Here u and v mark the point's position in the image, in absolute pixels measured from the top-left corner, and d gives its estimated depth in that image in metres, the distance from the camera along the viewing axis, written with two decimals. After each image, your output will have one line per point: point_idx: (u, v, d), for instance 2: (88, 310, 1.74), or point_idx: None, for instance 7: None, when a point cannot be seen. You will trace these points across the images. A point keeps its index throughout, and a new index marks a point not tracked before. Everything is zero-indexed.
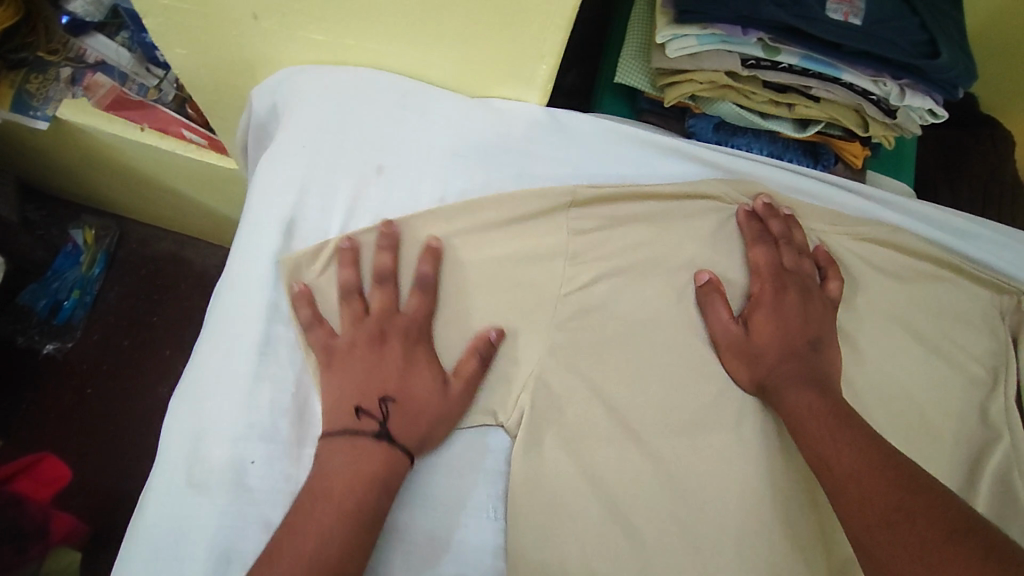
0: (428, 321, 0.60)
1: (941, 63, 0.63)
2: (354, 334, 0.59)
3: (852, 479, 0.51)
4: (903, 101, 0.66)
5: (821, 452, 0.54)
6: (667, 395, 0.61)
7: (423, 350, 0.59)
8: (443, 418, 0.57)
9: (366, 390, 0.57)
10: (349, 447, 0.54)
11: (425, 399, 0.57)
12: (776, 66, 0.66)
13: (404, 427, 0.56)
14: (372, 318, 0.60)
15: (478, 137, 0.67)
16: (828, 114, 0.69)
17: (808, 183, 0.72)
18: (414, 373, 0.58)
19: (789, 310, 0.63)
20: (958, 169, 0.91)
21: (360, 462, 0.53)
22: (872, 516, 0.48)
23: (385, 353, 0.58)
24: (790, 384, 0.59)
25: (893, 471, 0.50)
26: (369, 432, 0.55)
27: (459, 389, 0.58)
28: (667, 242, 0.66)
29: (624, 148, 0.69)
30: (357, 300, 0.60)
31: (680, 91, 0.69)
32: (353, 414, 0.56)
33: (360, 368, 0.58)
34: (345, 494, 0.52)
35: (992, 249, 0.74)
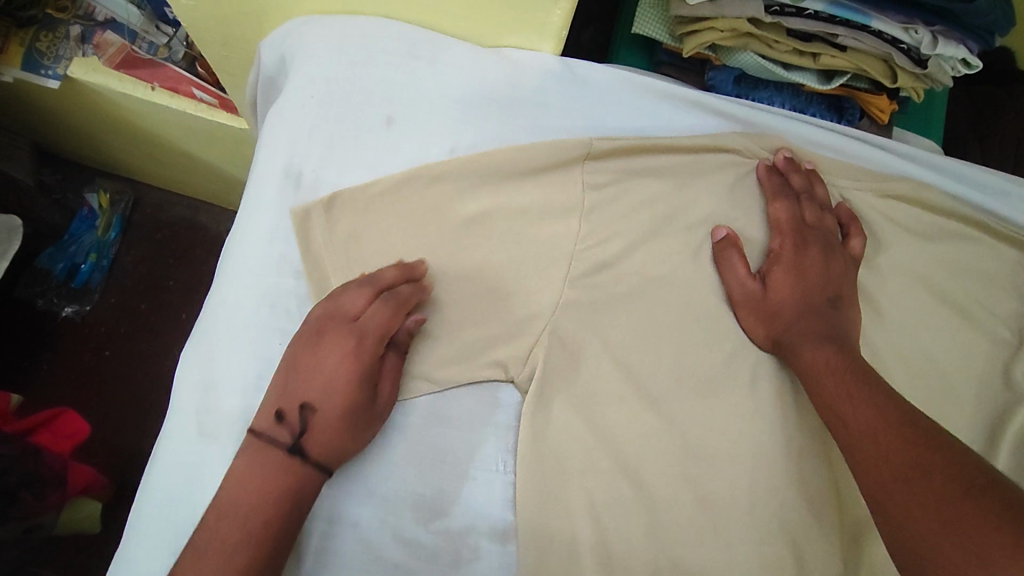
0: (376, 329, 0.56)
1: (978, 8, 0.59)
2: (299, 323, 0.56)
3: (868, 437, 0.50)
4: (935, 50, 0.63)
5: (838, 410, 0.53)
6: (683, 351, 0.60)
7: (363, 358, 0.55)
8: (365, 428, 0.55)
9: (289, 394, 0.54)
10: (261, 452, 0.53)
11: (345, 415, 0.54)
12: (802, 12, 0.63)
13: (320, 439, 0.53)
14: (321, 314, 0.56)
15: (489, 88, 0.65)
16: (855, 65, 0.66)
17: (828, 136, 0.69)
18: (339, 385, 0.54)
19: (808, 266, 0.61)
20: (988, 127, 0.88)
21: (271, 473, 0.52)
22: (888, 473, 0.47)
23: (321, 354, 0.54)
24: (809, 342, 0.57)
25: (909, 428, 0.48)
26: (281, 443, 0.53)
27: (385, 397, 0.56)
28: (684, 197, 0.64)
29: (640, 99, 0.67)
30: (316, 289, 0.56)
31: (700, 41, 0.67)
32: (272, 416, 0.53)
33: (295, 370, 0.55)
34: (251, 514, 0.51)
35: (1020, 205, 0.71)
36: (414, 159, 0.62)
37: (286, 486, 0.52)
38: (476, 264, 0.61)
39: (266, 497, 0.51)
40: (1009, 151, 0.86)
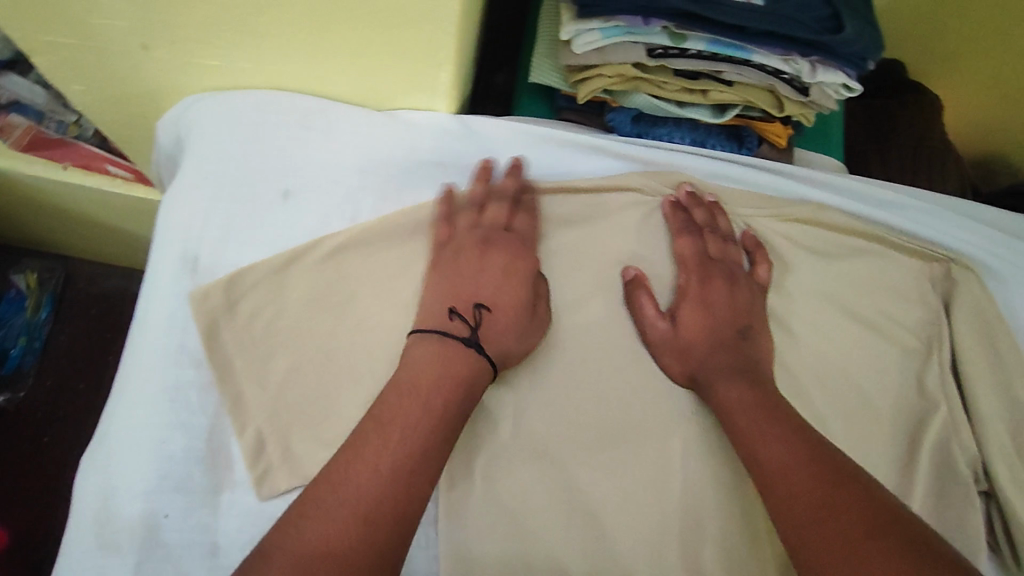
0: (530, 238, 0.63)
1: (846, 37, 0.61)
2: (461, 240, 0.61)
3: (780, 472, 0.51)
4: (816, 77, 0.65)
5: (752, 446, 0.54)
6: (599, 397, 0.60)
7: (525, 264, 0.61)
8: (528, 333, 0.59)
9: (461, 292, 0.58)
10: (441, 343, 0.55)
11: (514, 313, 0.58)
12: (685, 53, 0.64)
13: (495, 336, 0.57)
14: (484, 226, 0.62)
15: (385, 152, 0.64)
16: (742, 98, 0.68)
17: (729, 167, 0.70)
18: (509, 284, 0.59)
19: (714, 300, 0.62)
20: (886, 137, 0.92)
21: (451, 357, 0.55)
22: (800, 508, 0.49)
23: (490, 258, 0.60)
24: (723, 376, 0.58)
25: (820, 464, 0.51)
26: (459, 335, 0.56)
27: (544, 312, 0.60)
28: (585, 241, 0.64)
29: (540, 149, 0.67)
30: (478, 208, 0.63)
31: (592, 87, 0.67)
32: (446, 313, 0.57)
33: (464, 267, 0.60)
34: (433, 391, 0.52)
35: (920, 217, 0.72)
36: (314, 230, 0.61)
37: (464, 367, 0.54)
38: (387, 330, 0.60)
39: (446, 371, 0.53)
40: (907, 161, 0.89)
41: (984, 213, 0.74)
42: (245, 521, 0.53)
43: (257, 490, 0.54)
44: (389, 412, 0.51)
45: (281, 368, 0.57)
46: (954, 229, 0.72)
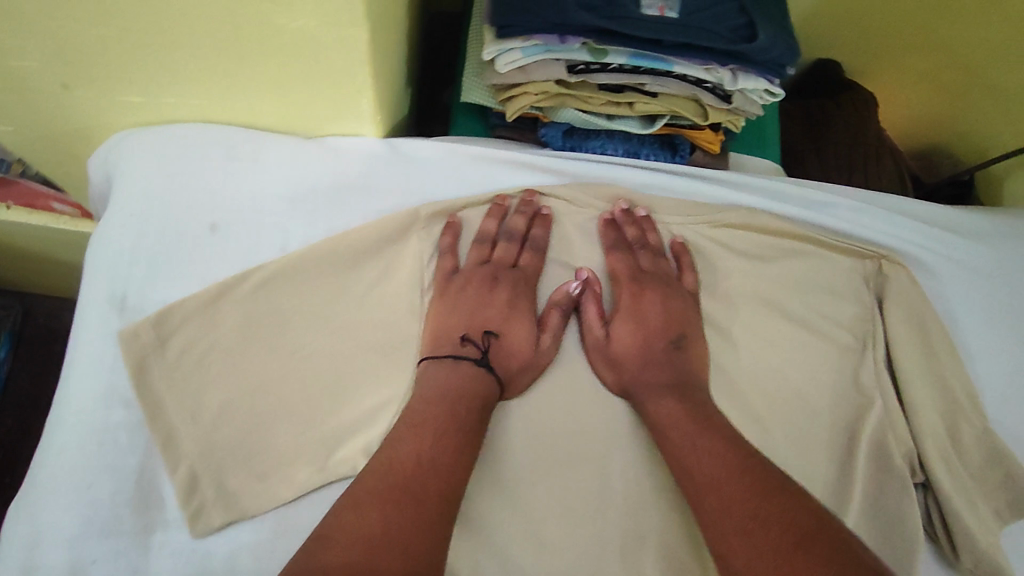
0: (535, 276, 0.66)
1: (761, 45, 0.62)
2: (472, 273, 0.64)
3: (709, 487, 0.52)
4: (738, 85, 0.65)
5: (682, 460, 0.55)
6: (535, 412, 0.61)
7: (526, 299, 0.64)
8: (532, 365, 0.61)
9: (472, 321, 0.62)
10: (453, 368, 0.59)
11: (522, 344, 0.62)
12: (606, 67, 0.65)
13: (505, 361, 0.61)
14: (491, 264, 0.65)
15: (313, 181, 0.64)
16: (668, 108, 0.68)
17: (658, 177, 0.71)
18: (516, 317, 0.63)
19: (644, 314, 0.65)
20: (822, 136, 0.92)
21: (464, 378, 0.58)
22: (728, 523, 0.50)
23: (496, 293, 0.64)
24: (656, 390, 0.60)
25: (747, 476, 0.52)
26: (471, 358, 0.60)
27: (549, 342, 0.63)
28: (519, 258, 0.66)
29: (469, 168, 0.68)
30: (486, 245, 0.66)
31: (518, 105, 0.67)
32: (458, 340, 0.61)
33: (470, 301, 0.63)
34: (457, 398, 0.57)
35: (850, 215, 0.74)
36: (244, 262, 0.61)
37: (473, 384, 0.58)
38: (322, 357, 0.60)
39: (461, 392, 0.57)
40: (843, 159, 0.90)
41: (914, 207, 0.76)
42: (179, 560, 0.53)
43: (192, 527, 0.53)
44: (422, 427, 0.54)
45: (215, 403, 0.57)
46: (884, 226, 0.73)
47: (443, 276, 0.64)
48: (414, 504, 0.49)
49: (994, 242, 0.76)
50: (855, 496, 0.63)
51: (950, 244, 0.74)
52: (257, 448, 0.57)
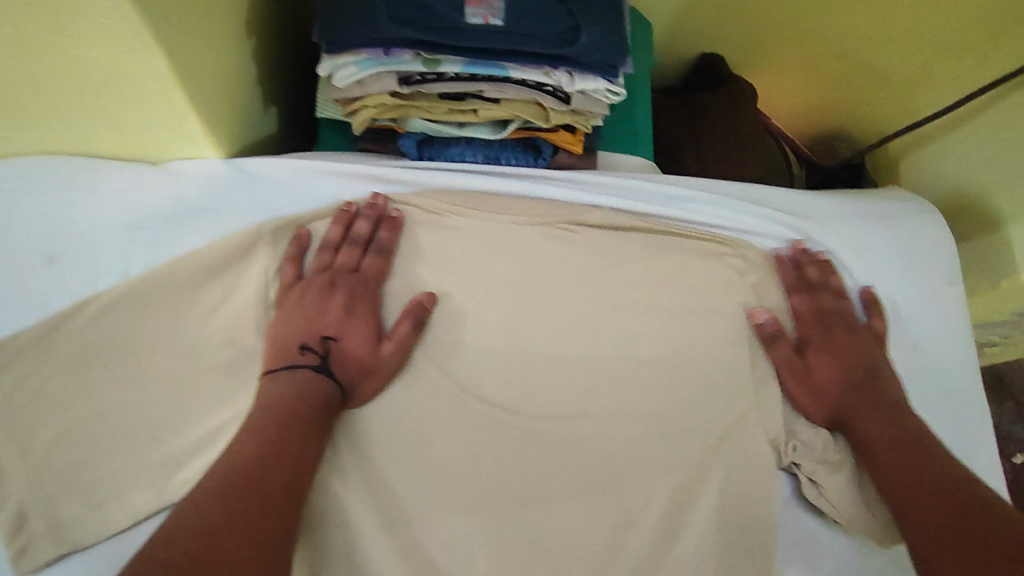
0: (377, 280, 0.65)
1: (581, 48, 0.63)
2: (310, 280, 0.64)
3: (931, 499, 0.57)
4: (575, 86, 0.66)
5: (893, 476, 0.61)
6: (387, 416, 0.62)
7: (366, 305, 0.64)
8: (373, 372, 0.61)
9: (311, 328, 0.61)
10: (289, 376, 0.59)
11: (359, 350, 0.61)
12: (442, 77, 0.65)
13: (342, 364, 0.61)
14: (331, 269, 0.64)
15: (153, 206, 0.64)
16: (511, 113, 0.68)
17: (509, 182, 0.72)
18: (353, 321, 0.62)
19: (842, 345, 0.69)
20: (700, 131, 0.92)
21: (301, 385, 0.59)
22: (919, 528, 0.56)
23: (331, 299, 0.62)
24: (859, 416, 0.65)
25: (946, 481, 0.58)
26: (307, 365, 0.60)
27: (391, 351, 0.62)
28: (361, 261, 0.65)
29: (316, 183, 0.68)
30: (328, 251, 0.65)
31: (361, 119, 0.68)
32: (294, 347, 0.60)
33: (303, 308, 0.62)
34: (298, 401, 0.57)
35: (706, 209, 0.75)
36: (79, 292, 0.61)
37: (313, 389, 0.58)
38: (162, 382, 0.60)
39: (295, 398, 0.57)
40: (720, 154, 0.91)
41: (773, 197, 0.78)
42: None
43: (19, 564, 0.54)
44: (266, 428, 0.55)
45: (48, 437, 0.56)
46: (737, 215, 0.75)
47: (283, 286, 0.64)
48: (249, 501, 0.50)
49: (850, 227, 0.78)
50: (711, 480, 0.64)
51: (806, 232, 0.76)
52: (90, 479, 0.56)
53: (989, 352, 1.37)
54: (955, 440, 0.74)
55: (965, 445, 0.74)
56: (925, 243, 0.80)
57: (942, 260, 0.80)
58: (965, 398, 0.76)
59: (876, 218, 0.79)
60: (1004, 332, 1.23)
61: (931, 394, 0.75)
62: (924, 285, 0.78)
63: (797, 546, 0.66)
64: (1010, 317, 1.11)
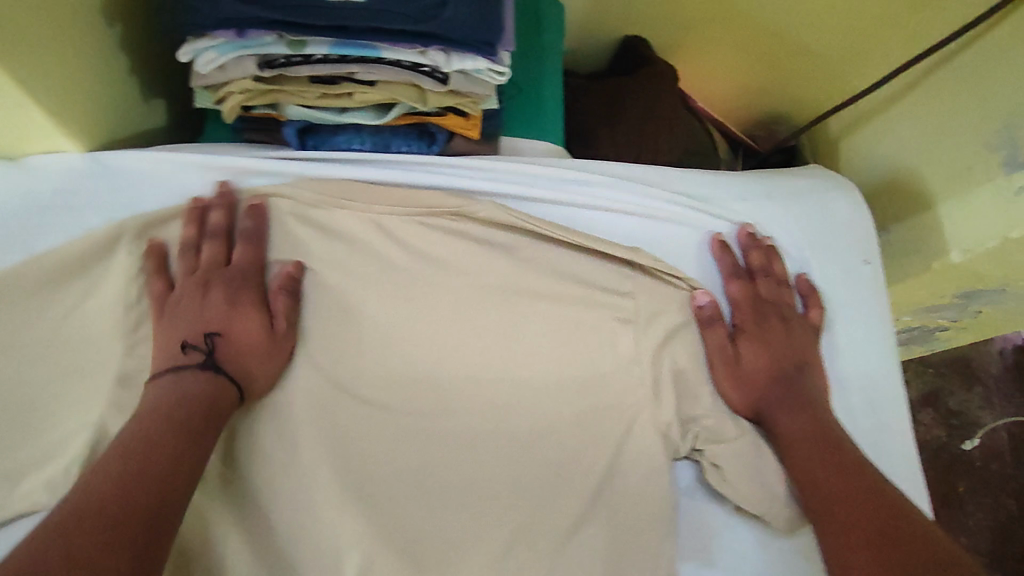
0: (253, 269, 0.63)
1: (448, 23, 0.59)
2: (184, 284, 0.61)
3: (844, 500, 0.56)
4: (452, 66, 0.63)
5: (811, 475, 0.59)
6: (254, 419, 0.59)
7: (250, 293, 0.61)
8: (269, 358, 0.60)
9: (194, 325, 0.59)
10: (175, 378, 0.56)
11: (251, 338, 0.59)
12: (308, 59, 0.62)
13: (231, 357, 0.58)
14: (200, 270, 0.61)
15: (7, 204, 0.62)
16: (389, 96, 0.65)
17: (392, 171, 0.70)
18: (239, 313, 0.60)
19: (775, 339, 0.68)
20: (615, 113, 0.90)
21: (187, 387, 0.55)
22: (840, 532, 0.54)
23: (209, 297, 0.60)
24: (781, 409, 0.64)
25: (865, 484, 0.57)
26: (193, 364, 0.57)
27: (284, 324, 0.61)
28: (232, 255, 0.63)
29: (183, 175, 0.67)
30: (192, 252, 0.62)
31: (232, 106, 0.65)
32: (178, 348, 0.57)
33: (184, 307, 0.59)
34: (182, 411, 0.53)
35: (600, 191, 0.73)
36: None
37: (197, 388, 0.55)
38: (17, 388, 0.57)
39: (186, 399, 0.54)
40: (633, 136, 0.89)
41: (672, 178, 0.76)
42: None
43: None
44: (130, 444, 0.50)
45: None
46: (631, 197, 0.73)
47: (156, 296, 0.60)
48: (97, 529, 0.44)
49: (756, 208, 0.75)
50: (594, 476, 0.63)
51: (706, 213, 0.74)
52: None
53: (945, 336, 1.34)
54: (870, 424, 0.71)
55: (881, 432, 0.72)
56: (837, 220, 0.77)
57: (859, 235, 0.76)
58: (881, 380, 0.73)
59: (785, 195, 0.77)
60: (953, 315, 1.20)
61: (844, 377, 0.72)
62: (836, 263, 0.75)
63: (694, 542, 0.64)
64: (952, 299, 1.08)
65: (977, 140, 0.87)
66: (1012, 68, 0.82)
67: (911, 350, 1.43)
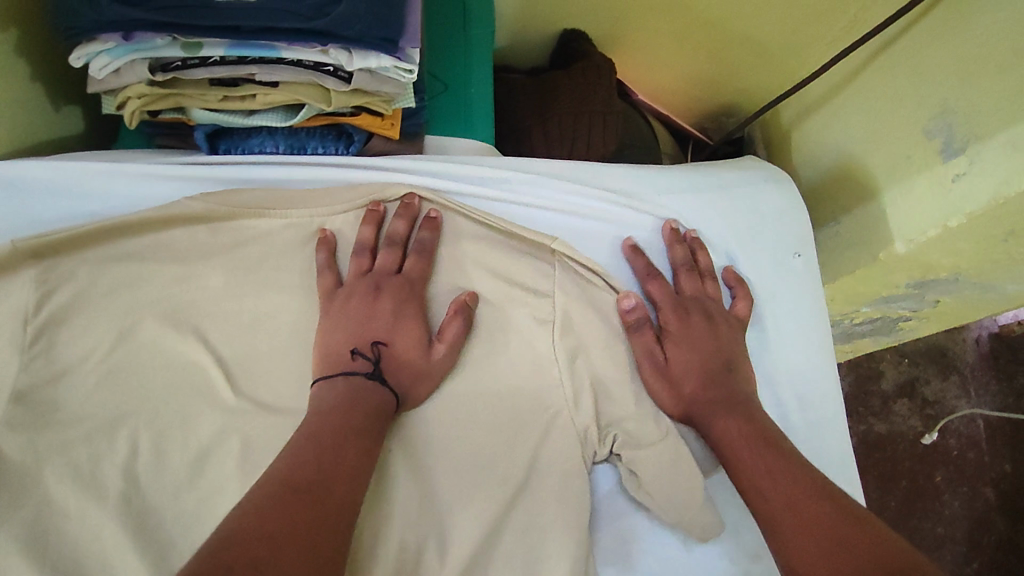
0: (420, 280, 0.64)
1: (341, 21, 0.57)
2: (353, 285, 0.62)
3: (795, 506, 0.52)
4: (355, 64, 0.61)
5: (753, 478, 0.55)
6: (160, 432, 0.58)
7: (414, 307, 0.62)
8: (424, 375, 0.60)
9: (364, 332, 0.59)
10: (343, 383, 0.56)
11: (411, 353, 0.60)
12: (205, 61, 0.60)
13: (396, 369, 0.59)
14: (373, 273, 0.63)
15: None
16: (294, 97, 0.64)
17: (303, 170, 0.68)
18: (405, 325, 0.61)
19: (698, 335, 0.65)
20: (549, 109, 0.89)
21: (357, 396, 0.56)
22: (795, 535, 0.50)
23: (381, 304, 0.61)
24: (713, 413, 0.61)
25: (811, 484, 0.53)
26: (362, 372, 0.57)
27: (444, 351, 0.62)
28: (402, 264, 0.64)
29: (85, 184, 0.65)
30: (365, 256, 0.64)
31: (132, 111, 0.63)
32: (347, 354, 0.58)
33: (353, 313, 0.60)
34: (366, 418, 0.54)
35: (523, 188, 0.71)
36: None
37: (370, 395, 0.56)
38: None
39: (351, 407, 0.54)
40: (566, 132, 0.88)
41: (601, 174, 0.74)
42: None
43: None
44: (344, 445, 0.51)
45: None
46: (554, 193, 0.72)
47: (327, 304, 0.62)
48: (302, 502, 0.45)
49: (682, 201, 0.74)
50: (513, 481, 0.61)
51: (633, 209, 0.72)
52: None
53: (909, 328, 1.33)
54: (800, 420, 0.70)
55: (813, 428, 0.70)
56: (767, 213, 0.75)
57: (791, 227, 0.75)
58: (810, 374, 0.72)
59: (712, 187, 0.75)
60: (914, 305, 1.17)
61: (771, 373, 0.71)
62: (766, 258, 0.74)
63: (614, 547, 0.63)
64: (907, 291, 1.07)
65: (916, 127, 0.86)
66: (942, 55, 0.81)
67: (880, 341, 1.41)
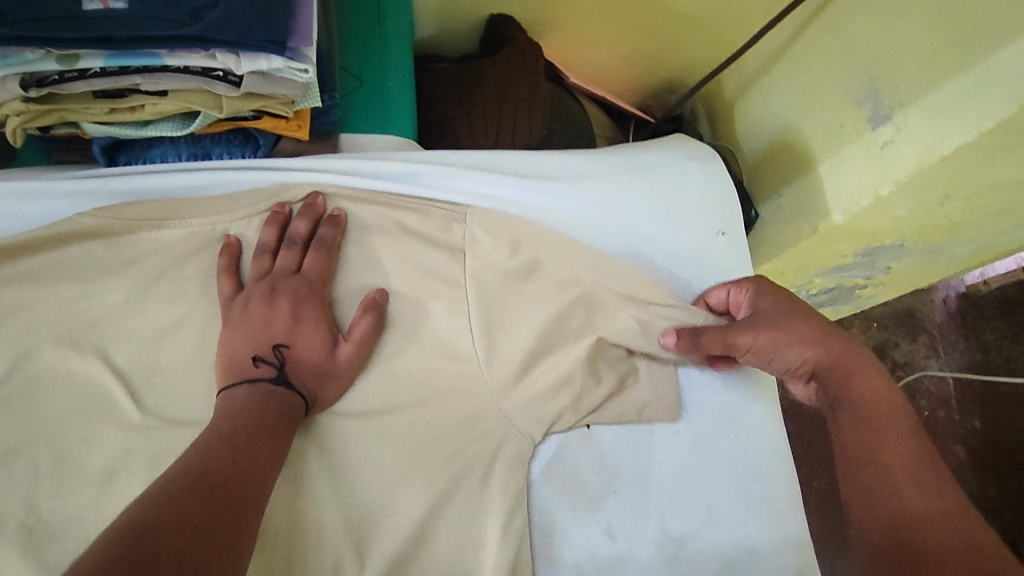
0: (320, 279, 0.62)
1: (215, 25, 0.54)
2: (252, 290, 0.60)
3: (892, 483, 0.54)
4: (245, 68, 0.58)
5: (862, 451, 0.57)
6: (64, 454, 0.57)
7: (314, 307, 0.60)
8: (328, 377, 0.59)
9: (265, 337, 0.57)
10: (248, 389, 0.55)
11: (313, 354, 0.58)
12: (84, 74, 0.58)
13: (298, 372, 0.58)
14: (271, 274, 0.61)
15: None
16: (184, 105, 0.62)
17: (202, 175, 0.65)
18: (304, 327, 0.59)
19: (795, 333, 0.62)
20: (473, 97, 0.87)
21: (262, 400, 0.54)
22: (898, 502, 0.53)
23: (277, 307, 0.59)
24: (844, 378, 0.61)
25: (913, 462, 0.55)
26: (266, 378, 0.56)
27: (352, 353, 0.60)
28: (302, 262, 0.62)
29: None
30: (265, 258, 0.62)
31: (14, 129, 0.61)
32: (249, 361, 0.56)
33: (251, 317, 0.58)
34: (278, 422, 0.53)
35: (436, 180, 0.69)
36: None
37: (276, 397, 0.55)
38: None
39: (262, 406, 0.54)
40: (490, 121, 0.86)
41: (521, 161, 0.72)
42: None
43: None
44: (253, 447, 0.50)
45: None
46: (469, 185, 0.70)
47: (228, 313, 0.60)
48: (211, 495, 0.44)
49: (603, 185, 0.72)
50: (432, 481, 0.61)
51: (554, 197, 0.70)
52: None
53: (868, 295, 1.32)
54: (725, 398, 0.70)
55: (737, 405, 0.70)
56: (692, 194, 0.73)
57: (715, 205, 0.74)
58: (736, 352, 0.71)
59: (634, 169, 0.73)
60: (865, 272, 1.16)
61: None
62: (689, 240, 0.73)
63: (539, 537, 0.64)
64: (853, 259, 1.05)
65: (846, 94, 0.84)
66: (867, 21, 0.79)
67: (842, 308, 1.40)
